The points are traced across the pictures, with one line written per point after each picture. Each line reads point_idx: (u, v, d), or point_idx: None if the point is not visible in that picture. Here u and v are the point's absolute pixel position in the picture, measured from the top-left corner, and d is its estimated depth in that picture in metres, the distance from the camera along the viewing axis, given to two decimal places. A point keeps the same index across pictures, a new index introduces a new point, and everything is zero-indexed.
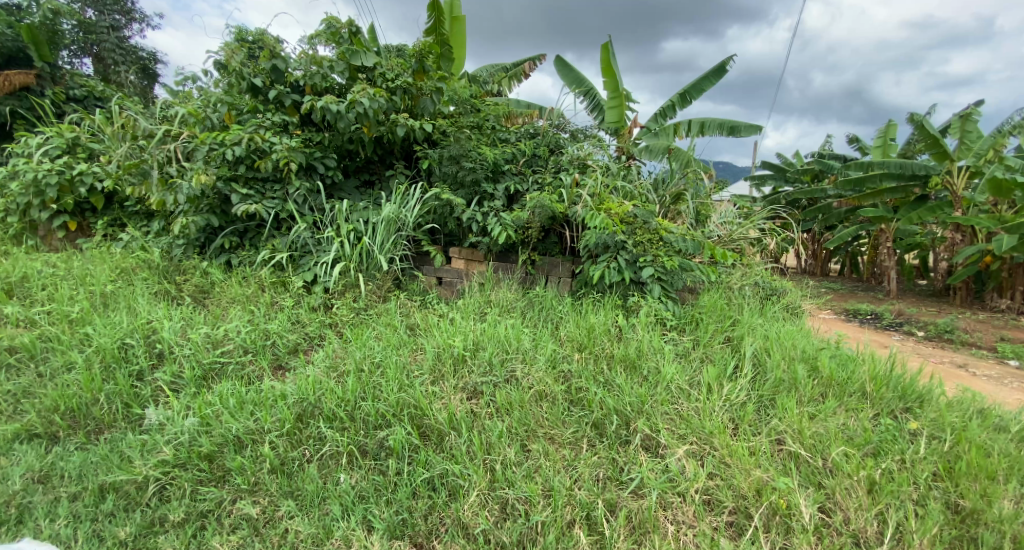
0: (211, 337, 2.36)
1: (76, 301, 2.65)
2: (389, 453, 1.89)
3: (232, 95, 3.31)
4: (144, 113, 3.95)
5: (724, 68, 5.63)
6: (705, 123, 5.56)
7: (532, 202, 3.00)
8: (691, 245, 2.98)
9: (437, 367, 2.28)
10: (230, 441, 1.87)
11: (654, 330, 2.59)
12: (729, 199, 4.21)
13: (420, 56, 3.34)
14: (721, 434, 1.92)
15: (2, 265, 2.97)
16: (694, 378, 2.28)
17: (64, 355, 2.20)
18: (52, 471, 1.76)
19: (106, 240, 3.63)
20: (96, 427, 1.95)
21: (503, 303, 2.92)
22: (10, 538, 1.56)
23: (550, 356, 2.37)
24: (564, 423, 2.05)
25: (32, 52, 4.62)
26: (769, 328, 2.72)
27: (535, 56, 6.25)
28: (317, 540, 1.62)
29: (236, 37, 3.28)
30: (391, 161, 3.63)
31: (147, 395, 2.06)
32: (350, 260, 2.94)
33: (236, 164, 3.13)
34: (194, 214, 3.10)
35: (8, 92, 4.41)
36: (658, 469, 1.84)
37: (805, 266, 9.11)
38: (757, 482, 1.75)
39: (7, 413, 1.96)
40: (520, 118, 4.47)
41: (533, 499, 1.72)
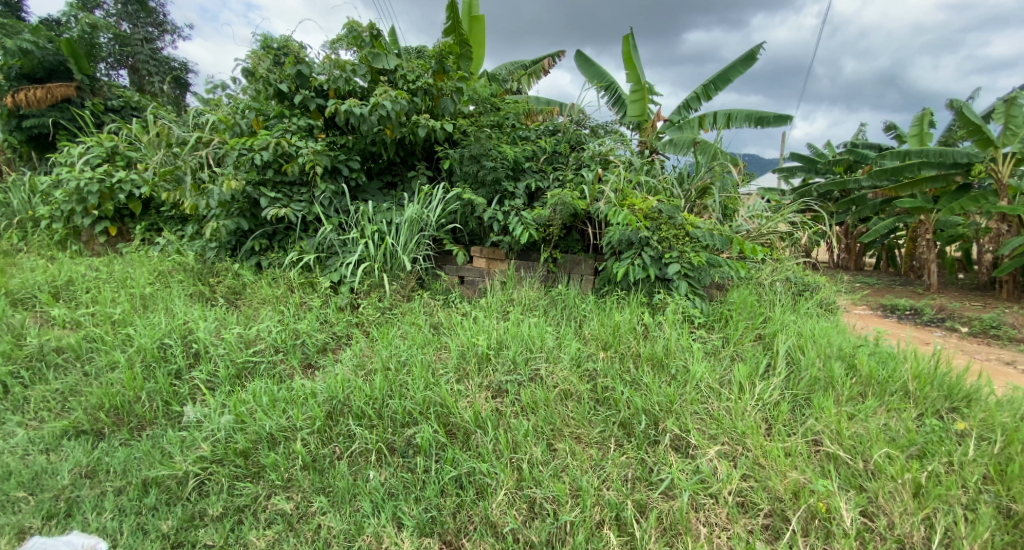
0: (244, 337, 2.42)
1: (117, 303, 2.76)
2: (417, 450, 1.91)
3: (260, 101, 3.38)
4: (176, 121, 4.08)
5: (751, 57, 5.48)
6: (732, 114, 5.43)
7: (553, 199, 2.98)
8: (719, 240, 2.90)
9: (461, 365, 2.29)
10: (264, 437, 1.91)
11: (682, 328, 2.54)
12: (757, 192, 4.10)
13: (441, 57, 3.36)
14: (754, 434, 1.88)
15: (48, 270, 3.11)
16: (725, 377, 2.22)
17: (108, 355, 2.29)
18: (98, 465, 1.83)
19: (144, 244, 3.77)
20: (138, 423, 2.03)
21: (525, 302, 2.92)
22: (60, 530, 1.63)
23: (575, 354, 2.35)
24: (590, 422, 2.02)
25: (73, 65, 4.79)
26: (803, 325, 2.63)
27: (555, 52, 6.21)
28: (350, 536, 1.64)
29: (262, 44, 3.34)
30: (413, 162, 3.66)
31: (185, 393, 2.13)
32: (374, 260, 2.98)
33: (265, 168, 3.21)
34: (225, 218, 3.19)
35: (51, 104, 4.63)
36: (688, 469, 1.81)
37: (837, 260, 8.81)
38: (794, 484, 1.70)
39: (56, 410, 2.05)
40: (540, 115, 4.44)
41: (561, 499, 1.71)
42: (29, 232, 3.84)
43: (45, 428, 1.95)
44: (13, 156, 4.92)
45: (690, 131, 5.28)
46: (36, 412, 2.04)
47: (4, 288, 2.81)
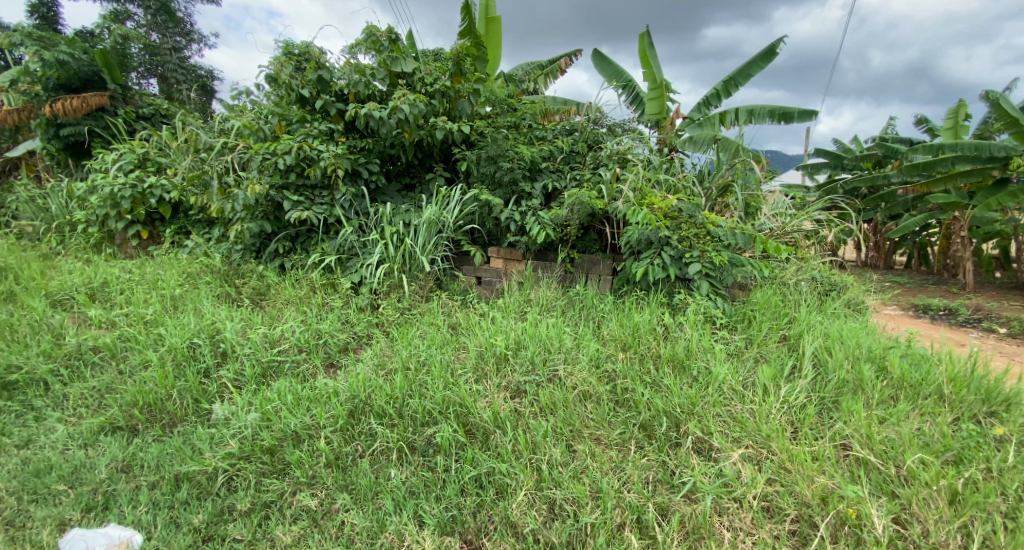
0: (269, 337, 2.48)
1: (149, 304, 2.85)
2: (437, 450, 1.93)
3: (282, 107, 3.45)
4: (203, 127, 4.20)
5: (773, 51, 5.38)
6: (754, 110, 5.33)
7: (571, 199, 2.97)
8: (741, 239, 2.85)
9: (480, 365, 2.30)
10: (289, 435, 1.95)
11: (703, 329, 2.50)
12: (780, 190, 4.01)
13: (458, 59, 3.38)
14: (779, 437, 1.84)
15: (85, 272, 3.23)
16: (748, 378, 2.19)
17: (141, 354, 2.38)
18: (133, 460, 1.89)
19: (174, 247, 3.89)
20: (170, 420, 2.09)
21: (543, 302, 2.91)
22: (99, 522, 1.69)
23: (593, 355, 2.33)
24: (610, 424, 2.01)
25: (106, 75, 4.98)
26: (830, 326, 2.57)
27: (572, 51, 6.20)
28: (372, 534, 1.67)
29: (284, 51, 3.42)
30: (431, 164, 3.69)
31: (213, 391, 2.20)
32: (393, 261, 3.02)
33: (288, 172, 3.28)
34: (250, 221, 3.28)
35: (86, 113, 4.81)
36: (711, 472, 1.78)
37: (866, 259, 8.54)
38: (822, 489, 1.67)
39: (93, 406, 2.13)
40: (557, 114, 4.43)
41: (581, 500, 1.71)
42: (67, 236, 4.00)
43: (83, 424, 2.03)
44: (52, 165, 5.13)
45: (711, 128, 5.19)
46: (75, 408, 2.12)
47: (44, 289, 2.94)
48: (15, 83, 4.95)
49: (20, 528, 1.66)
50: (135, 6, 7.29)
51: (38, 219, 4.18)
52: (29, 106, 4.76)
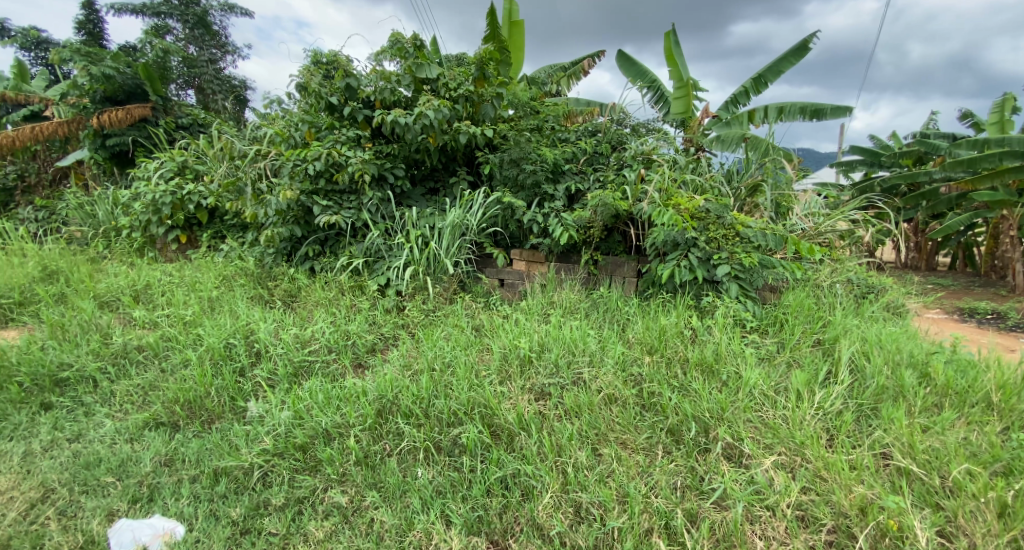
0: (301, 337, 2.56)
1: (188, 306, 2.97)
2: (463, 450, 1.95)
3: (312, 114, 3.54)
4: (237, 135, 4.36)
5: (805, 47, 5.24)
6: (784, 107, 5.20)
7: (594, 201, 2.96)
8: (772, 240, 2.78)
9: (504, 368, 2.31)
10: (321, 433, 2.00)
11: (733, 332, 2.45)
12: (812, 188, 3.90)
13: (481, 64, 3.41)
14: (814, 444, 1.80)
15: (129, 275, 3.38)
16: (781, 383, 2.13)
17: (182, 353, 2.48)
18: (175, 455, 1.97)
19: (210, 251, 4.03)
20: (208, 417, 2.17)
21: (566, 304, 2.91)
22: (144, 513, 1.76)
23: (619, 358, 2.31)
24: (636, 428, 1.99)
25: (149, 88, 5.23)
26: (868, 330, 2.48)
27: (595, 52, 6.17)
28: (400, 531, 1.69)
29: (313, 60, 3.52)
30: (455, 168, 3.73)
31: (248, 389, 2.27)
32: (418, 264, 3.08)
33: (317, 178, 3.37)
34: (282, 225, 3.37)
35: (130, 124, 5.05)
36: (742, 479, 1.75)
37: (906, 260, 8.17)
38: (861, 499, 1.61)
39: (138, 402, 2.23)
40: (580, 116, 4.41)
41: (608, 504, 1.70)
42: (113, 241, 4.20)
43: (128, 420, 2.13)
44: (99, 173, 5.35)
45: (739, 126, 5.11)
46: (121, 404, 2.23)
47: (93, 291, 3.10)
48: (66, 97, 5.23)
49: (71, 517, 1.74)
50: (174, 21, 7.60)
51: (87, 225, 4.41)
52: (77, 118, 5.01)
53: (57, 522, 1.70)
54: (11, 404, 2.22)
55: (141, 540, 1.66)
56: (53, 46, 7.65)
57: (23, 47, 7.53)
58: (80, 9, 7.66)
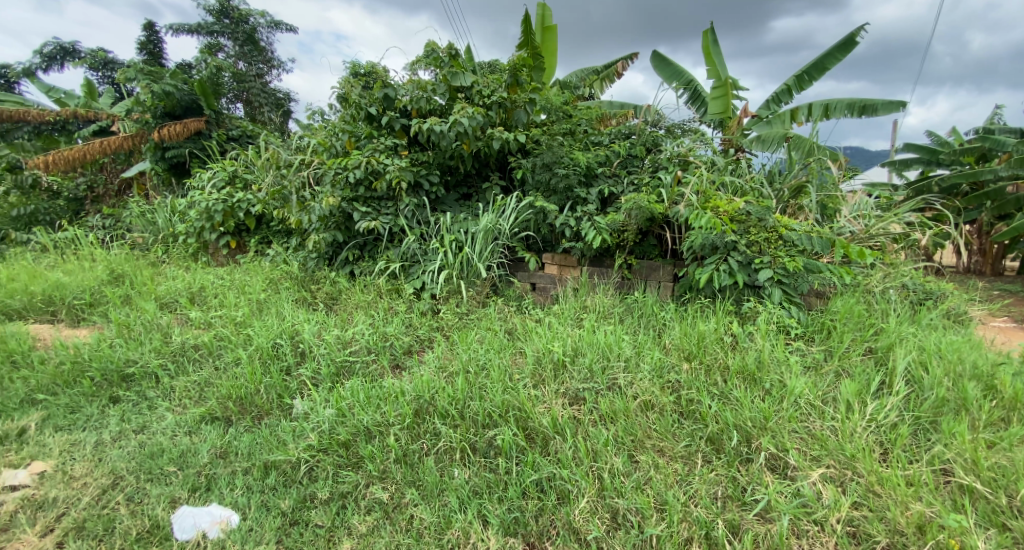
0: (342, 338, 2.65)
1: (239, 307, 3.13)
2: (498, 452, 1.97)
3: (351, 124, 3.66)
4: (282, 145, 4.57)
5: (852, 41, 5.03)
6: (830, 104, 5.00)
7: (628, 204, 2.94)
8: (818, 243, 2.69)
9: (538, 372, 2.31)
10: (362, 431, 2.06)
11: (777, 339, 2.37)
12: (862, 189, 3.73)
13: (514, 70, 3.46)
14: (865, 458, 1.72)
15: (185, 278, 3.59)
16: (829, 394, 2.05)
17: (234, 352, 2.62)
18: (229, 448, 2.07)
19: (257, 255, 4.23)
20: (258, 413, 2.28)
21: (600, 309, 2.88)
22: (203, 502, 1.86)
23: (656, 364, 2.27)
24: (674, 435, 1.96)
25: (203, 102, 5.55)
26: (926, 338, 2.34)
27: (629, 55, 6.12)
28: (439, 529, 1.72)
29: (353, 71, 3.65)
30: (487, 173, 3.78)
31: (294, 387, 2.37)
32: (453, 268, 3.14)
33: (357, 186, 3.48)
34: (324, 231, 3.50)
35: (187, 136, 5.39)
36: (787, 491, 1.69)
37: (969, 265, 7.65)
38: (918, 517, 1.54)
39: (195, 397, 2.37)
40: (614, 119, 4.38)
41: (646, 511, 1.68)
42: (170, 246, 4.47)
43: (187, 413, 2.26)
44: (159, 183, 5.71)
45: (780, 125, 4.98)
46: (180, 399, 2.36)
47: (154, 293, 3.31)
48: (130, 113, 5.59)
49: (138, 502, 1.85)
50: (225, 39, 8.04)
51: (148, 232, 4.72)
52: (140, 132, 5.36)
53: (125, 507, 1.82)
54: (83, 397, 2.39)
55: (201, 526, 1.74)
56: (118, 66, 8.23)
57: (93, 68, 8.13)
58: (142, 31, 8.23)
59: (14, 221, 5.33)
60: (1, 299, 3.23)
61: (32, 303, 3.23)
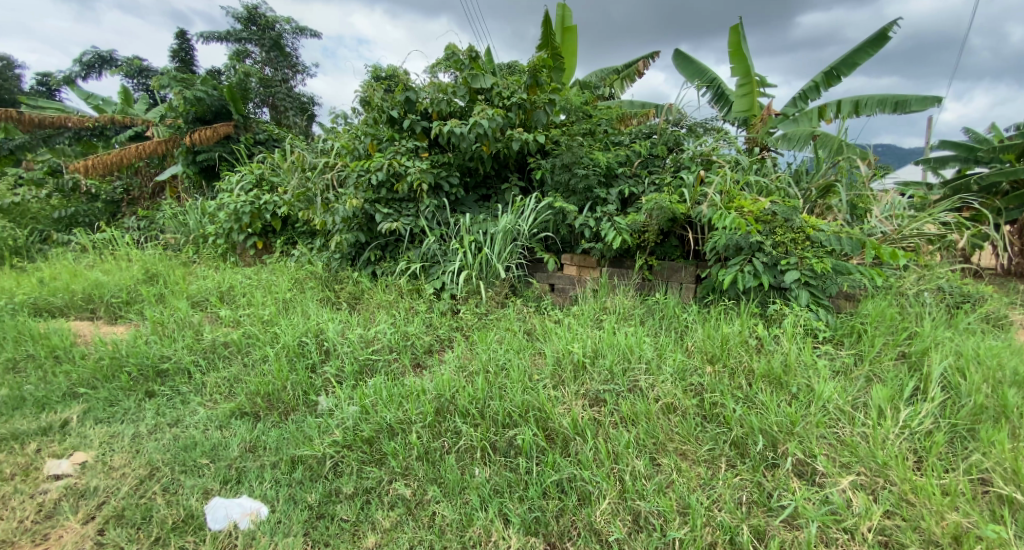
0: (365, 337, 2.69)
1: (266, 306, 3.21)
2: (519, 451, 1.98)
3: (374, 127, 3.72)
4: (307, 148, 4.67)
5: (884, 36, 4.88)
6: (861, 101, 4.87)
7: (649, 204, 2.91)
8: (847, 244, 2.62)
9: (558, 372, 2.31)
10: (385, 428, 2.09)
11: (804, 342, 2.32)
12: (894, 188, 3.61)
13: (534, 72, 3.47)
14: (898, 465, 1.67)
15: (215, 277, 3.70)
16: (859, 399, 1.99)
17: (261, 349, 2.69)
18: (258, 442, 2.13)
19: (283, 256, 4.33)
20: (285, 408, 2.33)
21: (620, 310, 2.86)
22: (234, 494, 1.91)
23: (678, 367, 2.24)
24: (697, 439, 1.93)
25: (232, 108, 5.72)
26: (963, 343, 2.26)
27: (651, 54, 6.07)
28: (461, 526, 1.73)
29: (375, 75, 3.71)
30: (507, 174, 3.80)
31: (319, 385, 2.43)
32: (472, 268, 3.16)
33: (379, 188, 3.53)
34: (347, 232, 3.57)
35: (217, 141, 5.56)
36: (816, 498, 1.66)
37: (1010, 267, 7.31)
38: (954, 527, 1.49)
39: (226, 393, 2.44)
40: (635, 118, 4.34)
41: (668, 515, 1.66)
42: (201, 247, 4.61)
43: (217, 408, 2.32)
44: (190, 187, 5.89)
45: (808, 123, 4.87)
46: (211, 394, 2.44)
47: (186, 292, 3.43)
48: (163, 118, 5.78)
49: (173, 493, 1.91)
50: (253, 46, 8.27)
51: (179, 233, 4.88)
52: (173, 137, 5.52)
53: (161, 497, 1.88)
54: (121, 391, 2.48)
55: (233, 517, 1.80)
56: (152, 73, 8.53)
57: (128, 75, 8.45)
58: (174, 39, 8.51)
59: (55, 223, 5.55)
60: (44, 297, 3.38)
61: (73, 301, 3.37)
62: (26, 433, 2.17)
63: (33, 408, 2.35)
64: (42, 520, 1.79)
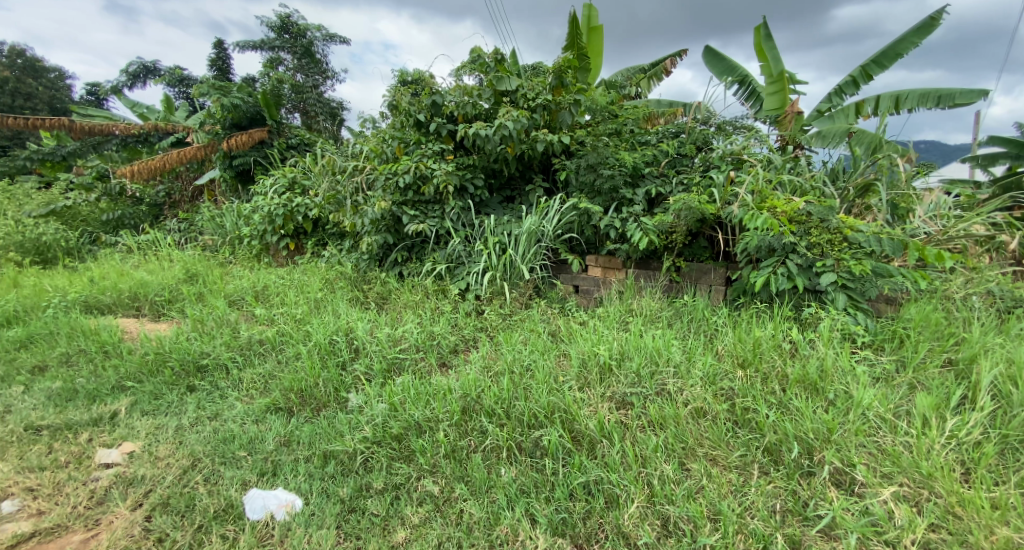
0: (392, 336, 2.74)
1: (298, 305, 3.30)
2: (545, 452, 1.98)
3: (401, 130, 3.78)
4: (337, 152, 4.78)
5: (925, 28, 4.69)
6: (901, 95, 4.68)
7: (677, 205, 2.87)
8: (888, 245, 2.50)
9: (583, 374, 2.29)
10: (413, 426, 2.12)
11: (841, 347, 2.24)
12: (938, 187, 3.45)
13: (559, 73, 3.47)
14: (944, 477, 1.60)
15: (250, 277, 3.82)
16: (902, 407, 1.91)
17: (294, 347, 2.77)
18: (292, 437, 2.19)
19: (314, 256, 4.45)
20: (317, 405, 2.40)
21: (646, 312, 2.83)
22: (270, 485, 1.97)
23: (708, 371, 2.19)
24: (728, 444, 1.89)
25: (267, 113, 5.92)
26: (1016, 351, 2.14)
27: (678, 52, 5.98)
28: (488, 525, 1.74)
29: (402, 79, 3.77)
30: (531, 176, 3.80)
31: (349, 382, 2.48)
32: (497, 269, 3.19)
33: (406, 190, 3.59)
34: (375, 234, 3.63)
35: (252, 145, 5.76)
36: (855, 508, 1.60)
37: None
38: (1005, 542, 1.42)
39: (261, 388, 2.53)
40: (661, 117, 4.27)
41: (699, 520, 1.63)
42: (236, 248, 4.77)
43: (254, 403, 2.40)
44: (227, 190, 6.10)
45: (844, 119, 4.71)
46: (248, 390, 2.52)
47: (224, 291, 3.56)
48: (202, 125, 6.01)
49: (214, 483, 1.99)
50: (285, 53, 8.53)
51: (217, 235, 5.07)
52: (211, 142, 5.69)
53: (203, 487, 1.96)
54: (165, 385, 2.60)
55: (270, 507, 1.86)
56: (191, 81, 8.87)
57: (170, 84, 8.83)
58: (213, 48, 8.85)
59: (103, 225, 5.86)
60: (94, 295, 3.55)
61: (120, 299, 3.54)
62: (79, 423, 2.29)
63: (85, 400, 2.48)
64: (94, 506, 1.89)
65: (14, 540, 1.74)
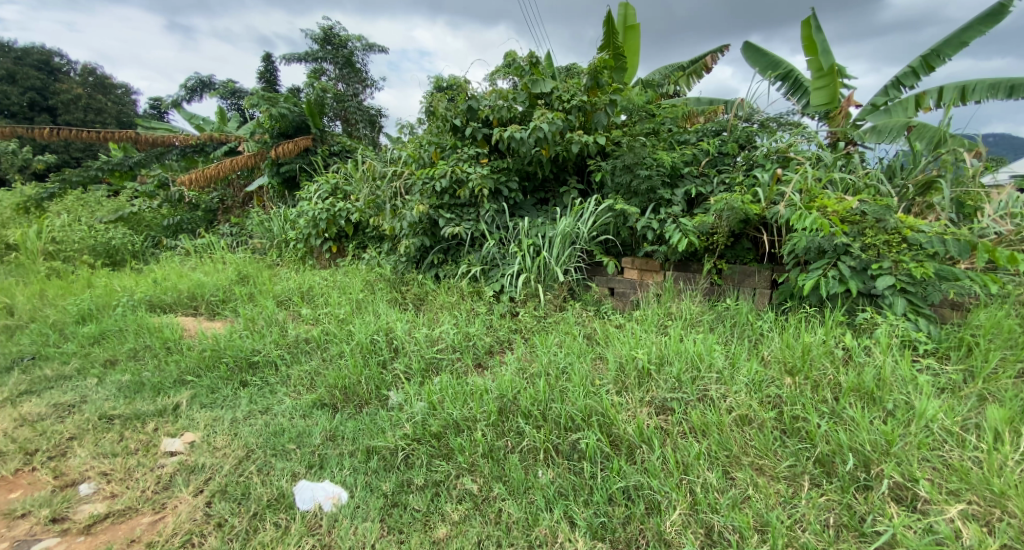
0: (430, 336, 2.79)
1: (341, 305, 3.40)
2: (582, 455, 1.96)
3: (438, 135, 3.84)
4: (377, 157, 4.92)
5: (994, 14, 4.39)
6: (966, 86, 4.39)
7: (718, 205, 2.80)
8: (953, 246, 2.35)
9: (621, 378, 2.26)
10: (452, 424, 2.15)
11: (900, 354, 2.12)
12: (1009, 183, 3.20)
13: (595, 73, 3.45)
14: (1019, 495, 1.49)
15: (296, 278, 3.98)
16: (970, 420, 1.79)
17: (338, 345, 2.87)
18: (336, 432, 2.27)
19: (355, 258, 4.58)
20: (359, 402, 2.48)
21: (686, 316, 2.77)
22: (318, 478, 2.04)
23: (754, 377, 2.12)
24: (776, 454, 1.82)
25: (311, 122, 6.16)
26: None
27: (718, 49, 5.83)
28: (527, 525, 1.75)
29: (439, 85, 3.84)
30: (566, 177, 3.79)
31: (389, 381, 2.55)
32: (531, 272, 3.19)
33: (442, 194, 3.65)
34: (412, 237, 3.71)
35: (297, 152, 6.00)
36: (917, 526, 1.51)
37: None
38: None
39: (308, 385, 2.63)
40: (701, 116, 4.17)
41: (745, 531, 1.58)
42: (283, 251, 4.97)
43: (301, 399, 2.50)
44: (274, 196, 6.34)
45: (901, 113, 4.46)
46: (295, 386, 2.63)
47: (272, 292, 3.72)
48: (253, 135, 6.32)
49: (266, 474, 2.08)
50: (328, 64, 8.85)
51: (265, 238, 5.30)
52: (260, 151, 5.97)
53: (257, 477, 2.05)
54: (220, 380, 2.74)
55: (318, 499, 1.93)
56: (241, 94, 9.35)
57: (222, 97, 9.32)
58: (261, 61, 9.30)
59: (164, 230, 6.26)
60: (157, 294, 3.79)
61: (179, 298, 3.76)
62: (145, 414, 2.45)
63: (150, 392, 2.65)
64: (159, 491, 2.01)
65: (90, 520, 1.87)
